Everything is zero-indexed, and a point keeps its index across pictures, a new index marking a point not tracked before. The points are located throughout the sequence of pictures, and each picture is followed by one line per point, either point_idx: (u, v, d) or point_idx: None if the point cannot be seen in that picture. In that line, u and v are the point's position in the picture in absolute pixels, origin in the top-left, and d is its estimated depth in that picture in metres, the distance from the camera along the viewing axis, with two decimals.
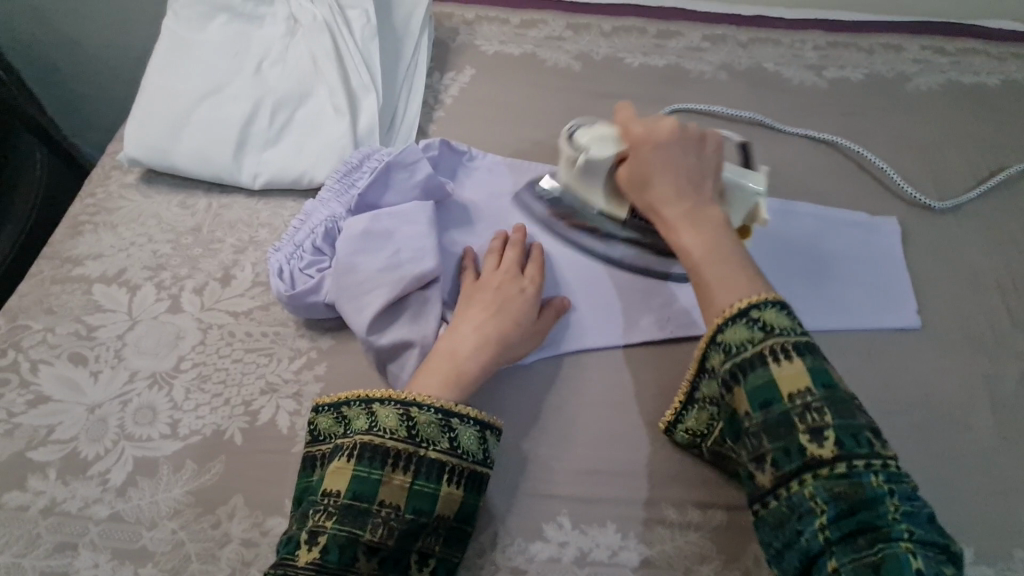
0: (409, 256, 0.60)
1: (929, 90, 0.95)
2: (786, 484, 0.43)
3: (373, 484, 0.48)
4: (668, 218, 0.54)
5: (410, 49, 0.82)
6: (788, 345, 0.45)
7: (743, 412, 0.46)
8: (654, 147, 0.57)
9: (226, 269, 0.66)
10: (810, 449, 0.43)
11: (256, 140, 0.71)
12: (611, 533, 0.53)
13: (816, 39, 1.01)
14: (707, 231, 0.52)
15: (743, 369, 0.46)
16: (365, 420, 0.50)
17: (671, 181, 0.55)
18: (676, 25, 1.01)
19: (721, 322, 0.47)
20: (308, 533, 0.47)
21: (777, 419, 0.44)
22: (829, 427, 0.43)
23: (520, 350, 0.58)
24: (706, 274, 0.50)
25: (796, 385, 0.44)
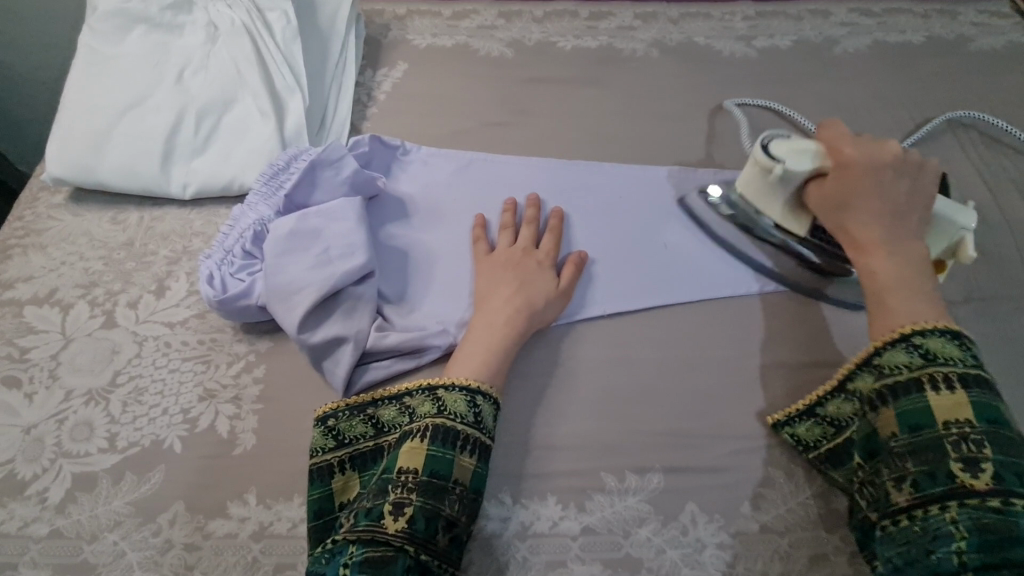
0: (340, 252, 0.60)
1: (856, 52, 0.97)
2: (925, 506, 0.43)
3: (447, 463, 0.49)
4: (867, 239, 0.55)
5: (336, 48, 0.82)
6: (951, 375, 0.46)
7: (888, 433, 0.47)
8: (868, 169, 0.57)
9: (160, 281, 0.66)
10: (962, 477, 0.43)
11: (183, 149, 0.71)
12: (552, 505, 0.54)
13: (745, 10, 1.02)
14: (902, 260, 0.54)
15: (895, 392, 0.48)
16: (432, 405, 0.53)
17: (880, 208, 0.56)
18: (607, 6, 1.02)
19: (881, 345, 0.50)
20: (392, 505, 0.47)
21: (926, 442, 0.45)
22: (987, 460, 0.43)
23: (550, 314, 0.61)
24: (890, 299, 0.52)
25: (956, 412, 0.45)
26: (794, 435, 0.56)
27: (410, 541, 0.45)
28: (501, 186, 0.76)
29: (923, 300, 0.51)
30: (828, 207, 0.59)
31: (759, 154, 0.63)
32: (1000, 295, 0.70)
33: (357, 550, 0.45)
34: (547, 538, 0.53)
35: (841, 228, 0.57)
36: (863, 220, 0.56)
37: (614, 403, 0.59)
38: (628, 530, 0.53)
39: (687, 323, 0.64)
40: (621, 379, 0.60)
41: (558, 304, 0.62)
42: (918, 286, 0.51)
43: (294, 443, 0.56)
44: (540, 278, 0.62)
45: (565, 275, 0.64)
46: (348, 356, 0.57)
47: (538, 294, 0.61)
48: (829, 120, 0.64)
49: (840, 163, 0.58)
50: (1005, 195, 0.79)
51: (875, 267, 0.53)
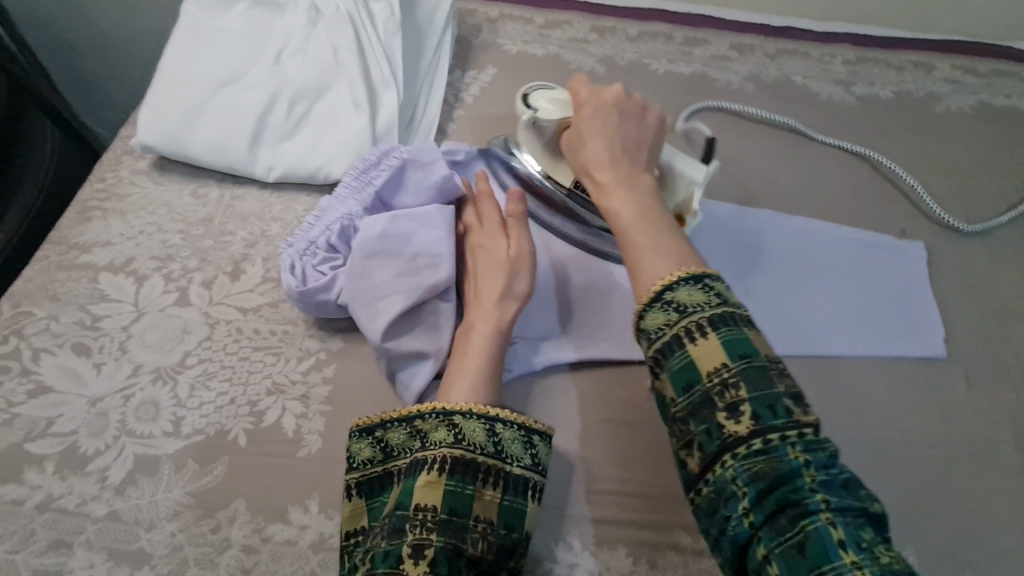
0: (428, 262, 0.58)
1: (959, 111, 0.93)
2: (710, 471, 0.39)
3: (467, 499, 0.46)
4: (600, 179, 0.53)
5: (432, 46, 0.81)
6: (704, 321, 0.42)
7: (668, 399, 0.42)
8: (594, 111, 0.57)
9: (236, 263, 0.64)
10: (727, 426, 0.39)
11: (272, 132, 0.69)
12: (622, 557, 0.51)
13: (846, 54, 0.99)
14: (636, 194, 0.51)
15: (664, 353, 0.43)
16: (448, 432, 0.48)
17: (610, 146, 0.54)
18: (703, 32, 0.99)
19: (643, 305, 0.44)
20: (410, 547, 0.43)
21: (697, 401, 0.40)
22: (745, 401, 0.39)
23: (521, 287, 0.57)
24: (635, 237, 0.48)
25: (714, 360, 0.41)
26: None
27: None
28: None
29: (658, 235, 0.48)
30: (574, 151, 0.57)
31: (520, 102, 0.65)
32: None
33: None
34: None
35: (582, 169, 0.55)
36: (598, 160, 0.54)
37: None
38: None
39: None
40: None
41: (526, 272, 0.58)
42: (655, 216, 0.49)
43: None
44: (501, 256, 0.59)
45: (522, 245, 0.59)
46: (428, 372, 0.55)
47: (500, 276, 0.58)
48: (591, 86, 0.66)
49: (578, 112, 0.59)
50: None
51: (609, 206, 0.51)
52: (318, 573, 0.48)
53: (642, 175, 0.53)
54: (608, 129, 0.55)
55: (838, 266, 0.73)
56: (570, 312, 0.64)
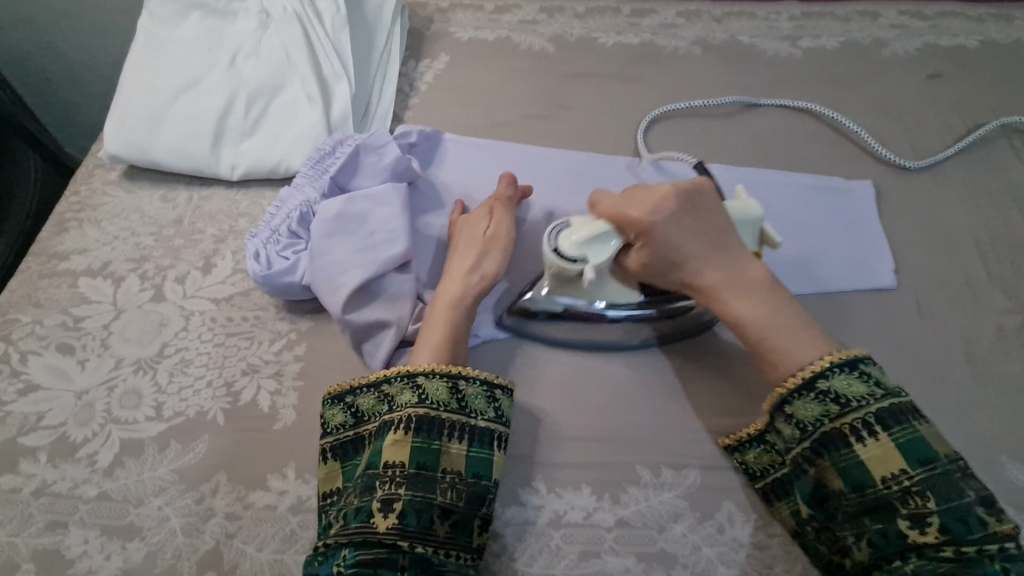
0: (383, 237, 0.61)
1: (906, 55, 0.95)
2: (886, 561, 0.44)
3: (433, 454, 0.49)
4: (712, 289, 0.55)
5: (382, 39, 0.84)
6: (870, 419, 0.47)
7: (835, 490, 0.47)
8: (664, 220, 0.55)
9: (207, 258, 0.67)
10: (911, 534, 0.43)
11: (233, 132, 0.73)
12: (586, 496, 0.54)
13: (792, 10, 1.01)
14: (750, 292, 0.54)
15: (826, 447, 0.48)
16: (413, 394, 0.52)
17: (703, 254, 0.55)
18: (650, 3, 1.01)
19: (787, 393, 0.50)
20: (380, 502, 0.47)
21: (872, 501, 0.45)
22: (933, 513, 0.43)
23: (491, 267, 0.61)
24: (772, 343, 0.52)
25: (887, 464, 0.45)
26: (743, 461, 0.54)
27: (402, 536, 0.46)
28: (541, 179, 0.77)
29: (791, 327, 0.52)
30: (663, 274, 0.56)
31: (551, 255, 0.56)
32: None
33: (352, 550, 0.45)
34: (580, 528, 0.52)
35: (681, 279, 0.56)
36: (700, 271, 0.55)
37: (649, 396, 0.59)
38: (662, 524, 0.52)
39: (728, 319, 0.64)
40: (660, 371, 0.60)
41: (498, 254, 0.62)
42: (785, 310, 0.53)
43: None
44: (480, 236, 0.63)
45: (504, 229, 0.64)
46: (390, 340, 0.58)
47: (473, 254, 0.62)
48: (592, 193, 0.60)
49: (635, 227, 0.55)
50: None
51: (743, 321, 0.53)
52: (297, 533, 0.51)
53: (752, 264, 0.55)
54: (687, 236, 0.55)
55: (785, 210, 0.76)
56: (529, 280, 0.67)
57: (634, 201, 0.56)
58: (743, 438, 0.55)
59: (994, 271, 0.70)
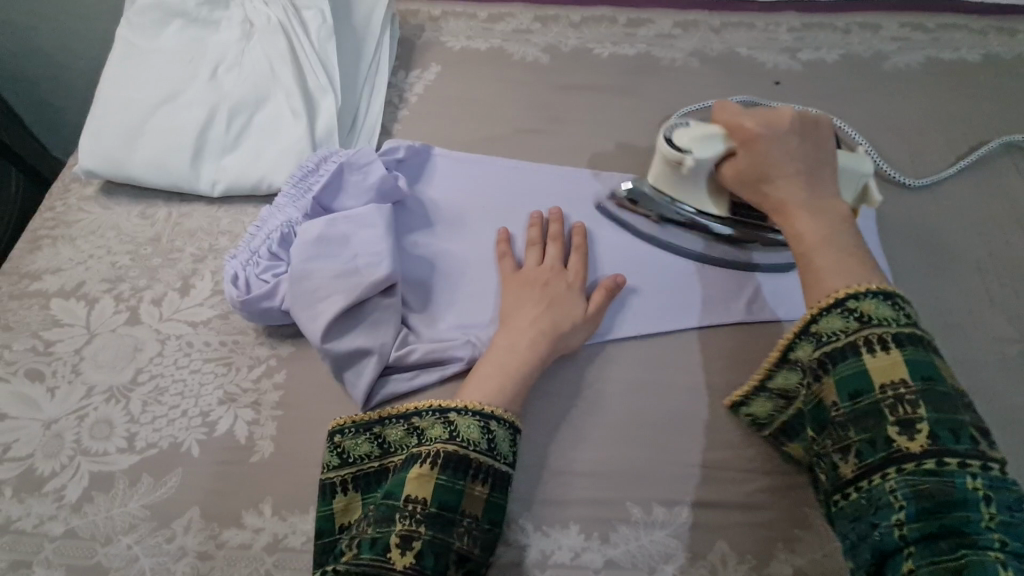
0: (367, 261, 0.59)
1: (907, 68, 0.93)
2: (868, 476, 0.41)
3: (456, 493, 0.48)
4: (784, 202, 0.53)
5: (370, 50, 0.82)
6: (886, 336, 0.44)
7: (829, 402, 0.44)
8: (774, 136, 0.55)
9: (186, 279, 0.65)
10: (899, 441, 0.41)
11: (214, 147, 0.70)
12: (574, 535, 0.52)
13: (791, 21, 0.99)
14: (823, 219, 0.51)
15: (832, 358, 0.45)
16: (444, 430, 0.51)
17: (792, 172, 0.54)
18: (647, 13, 0.99)
19: (817, 312, 0.47)
20: (398, 537, 0.45)
21: (865, 409, 0.42)
22: (924, 420, 0.40)
23: (575, 340, 0.59)
24: (817, 259, 0.48)
25: (891, 373, 0.42)
26: (749, 414, 0.56)
27: None
28: (531, 197, 0.75)
29: (849, 253, 0.48)
30: (748, 180, 0.56)
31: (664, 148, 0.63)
32: None
33: None
34: (567, 569, 0.51)
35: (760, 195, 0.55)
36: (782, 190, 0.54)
37: (641, 428, 0.57)
38: (652, 565, 0.50)
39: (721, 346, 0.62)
40: (654, 399, 0.58)
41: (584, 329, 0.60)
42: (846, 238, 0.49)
43: (314, 455, 0.54)
44: (572, 303, 0.60)
45: (594, 299, 0.61)
46: (372, 369, 0.56)
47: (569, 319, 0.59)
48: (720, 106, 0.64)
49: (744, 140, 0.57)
50: None
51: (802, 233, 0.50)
52: (272, 573, 0.49)
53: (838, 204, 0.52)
54: (792, 155, 0.54)
55: None
56: None
57: (756, 115, 0.58)
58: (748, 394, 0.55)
59: (996, 298, 0.69)
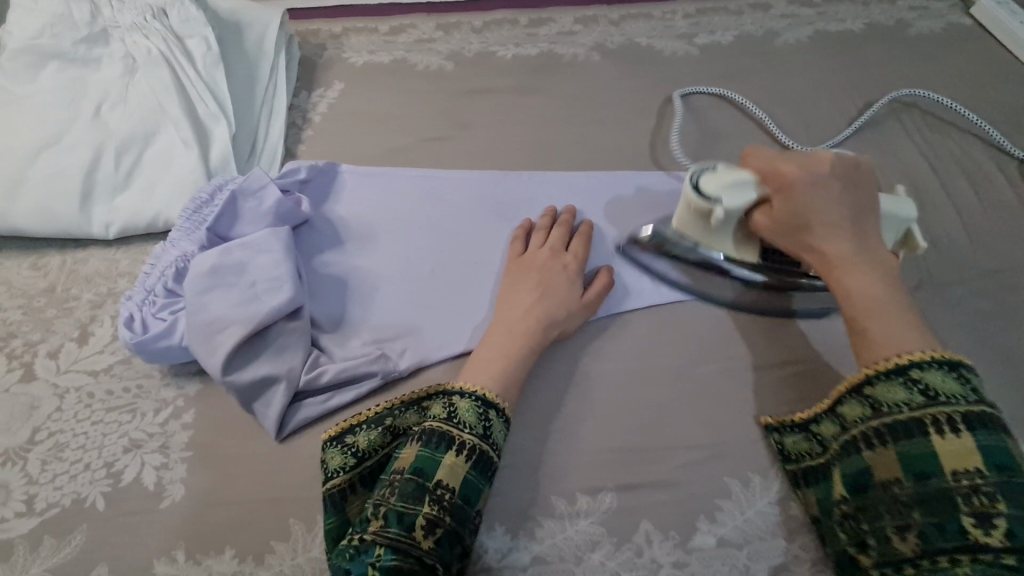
0: (266, 286, 0.57)
1: (797, 43, 0.97)
2: (934, 558, 0.42)
3: (477, 490, 0.49)
4: (834, 260, 0.52)
5: (265, 73, 0.80)
6: (955, 416, 0.44)
7: (893, 479, 0.45)
8: (813, 184, 0.53)
9: (83, 327, 0.62)
10: (972, 533, 0.41)
11: (104, 187, 0.68)
12: (500, 536, 0.52)
13: (686, 8, 1.02)
14: (870, 275, 0.50)
15: (896, 433, 0.45)
16: (479, 423, 0.51)
17: (836, 222, 0.52)
18: (548, 12, 1.01)
19: (874, 374, 0.47)
20: (424, 520, 0.46)
21: (933, 492, 0.43)
22: (1000, 515, 0.40)
23: (569, 325, 0.60)
24: (871, 325, 0.48)
25: (965, 461, 0.42)
26: (780, 442, 0.55)
27: (438, 563, 0.45)
28: (440, 203, 0.75)
29: (901, 316, 0.48)
30: (787, 232, 0.54)
31: (692, 194, 0.57)
32: (950, 282, 0.69)
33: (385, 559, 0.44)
34: (495, 571, 0.50)
35: (803, 249, 0.54)
36: (826, 240, 0.52)
37: (558, 421, 0.57)
38: (579, 555, 0.51)
39: (632, 329, 0.63)
40: (572, 390, 0.59)
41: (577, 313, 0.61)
42: (894, 298, 0.49)
43: (230, 491, 0.53)
44: (561, 289, 0.61)
45: (591, 288, 0.62)
46: (281, 396, 0.55)
47: (559, 305, 0.60)
48: (748, 145, 0.60)
49: (782, 186, 0.54)
50: (952, 179, 0.79)
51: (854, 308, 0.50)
52: None
53: (880, 251, 0.52)
54: (828, 199, 0.53)
55: None
56: (422, 310, 0.65)
57: (790, 158, 0.55)
58: (786, 423, 0.55)
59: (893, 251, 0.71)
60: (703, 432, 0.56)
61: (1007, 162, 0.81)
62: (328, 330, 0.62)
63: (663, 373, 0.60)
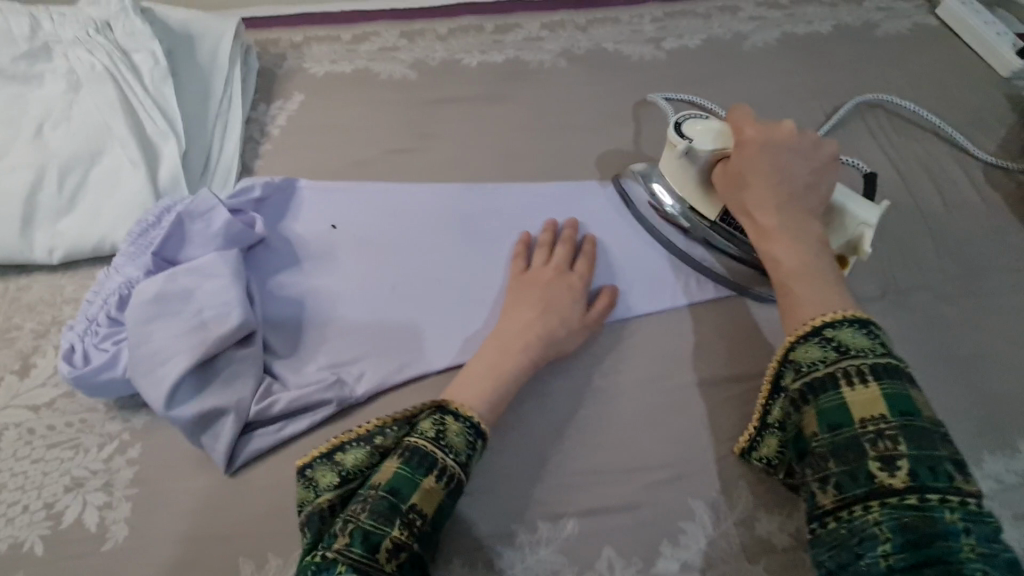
0: (214, 313, 0.55)
1: (765, 46, 0.96)
2: (849, 507, 0.40)
3: (445, 512, 0.47)
4: (767, 225, 0.54)
5: (219, 86, 0.78)
6: (863, 368, 0.44)
7: (811, 434, 0.44)
8: (767, 150, 0.57)
9: (25, 359, 0.60)
10: (880, 477, 0.40)
11: (47, 211, 0.65)
12: (458, 568, 0.50)
13: (653, 12, 1.01)
14: (800, 242, 0.53)
15: (814, 390, 0.45)
16: (466, 449, 0.49)
17: (779, 189, 0.55)
18: (514, 17, 0.99)
19: (795, 339, 0.47)
20: (392, 544, 0.43)
21: (845, 442, 0.42)
22: (903, 456, 0.40)
23: (569, 346, 0.59)
24: (792, 283, 0.51)
25: (870, 408, 0.42)
26: (761, 456, 0.53)
27: None
28: (404, 218, 0.73)
29: (826, 279, 0.50)
30: (733, 185, 0.59)
31: (671, 130, 0.65)
32: (918, 288, 0.68)
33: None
34: None
35: (744, 212, 0.57)
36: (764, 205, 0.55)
37: (521, 447, 0.56)
38: None
39: (596, 346, 0.62)
40: (535, 412, 0.57)
41: (577, 334, 0.59)
42: (819, 265, 0.51)
43: (176, 529, 0.51)
44: (563, 308, 0.59)
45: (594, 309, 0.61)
46: (229, 429, 0.53)
47: (559, 323, 0.58)
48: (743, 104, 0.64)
49: (738, 147, 0.59)
50: (919, 183, 0.78)
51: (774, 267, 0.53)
52: None
53: (811, 226, 0.54)
54: (778, 167, 0.56)
55: None
56: (383, 332, 0.63)
57: (757, 125, 0.59)
58: (750, 433, 0.53)
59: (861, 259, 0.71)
60: (666, 452, 0.55)
61: (973, 165, 0.81)
62: (284, 356, 0.60)
63: (627, 392, 0.59)
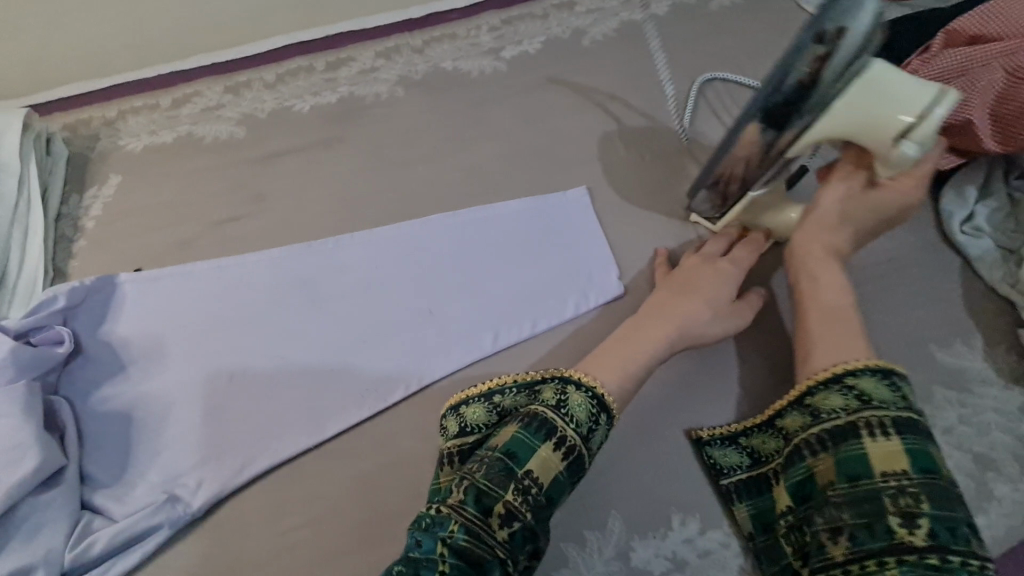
0: (5, 460, 0.51)
1: (605, 39, 0.91)
2: (862, 561, 0.44)
3: (559, 488, 0.48)
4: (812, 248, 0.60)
5: (10, 188, 0.71)
6: (885, 420, 0.48)
7: (828, 483, 0.48)
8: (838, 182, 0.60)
9: None
10: (899, 532, 0.44)
11: None
12: None
13: (490, 20, 0.94)
14: (830, 272, 0.58)
15: (833, 438, 0.49)
16: (584, 417, 0.50)
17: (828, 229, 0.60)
18: (345, 50, 0.92)
19: (813, 385, 0.52)
20: (502, 511, 0.45)
21: (863, 493, 0.46)
22: (924, 514, 0.44)
23: (706, 334, 0.60)
24: (813, 329, 0.56)
25: (892, 463, 0.46)
26: (710, 458, 0.57)
27: (508, 554, 0.45)
28: (241, 293, 0.67)
29: (840, 322, 0.56)
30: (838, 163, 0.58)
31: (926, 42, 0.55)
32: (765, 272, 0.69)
33: (453, 537, 0.44)
34: None
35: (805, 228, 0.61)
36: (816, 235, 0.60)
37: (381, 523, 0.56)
38: None
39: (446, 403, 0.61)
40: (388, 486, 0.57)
41: (716, 325, 0.60)
42: (846, 299, 0.57)
43: None
44: (711, 294, 0.61)
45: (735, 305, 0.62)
46: None
47: (704, 310, 0.60)
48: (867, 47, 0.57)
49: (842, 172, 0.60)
50: None
51: (818, 205, 0.60)
52: None
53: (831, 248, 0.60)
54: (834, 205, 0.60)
55: (513, 245, 0.72)
56: (220, 432, 0.59)
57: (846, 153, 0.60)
58: (714, 437, 0.58)
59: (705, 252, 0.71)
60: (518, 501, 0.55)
61: None
62: (107, 483, 0.56)
63: None
